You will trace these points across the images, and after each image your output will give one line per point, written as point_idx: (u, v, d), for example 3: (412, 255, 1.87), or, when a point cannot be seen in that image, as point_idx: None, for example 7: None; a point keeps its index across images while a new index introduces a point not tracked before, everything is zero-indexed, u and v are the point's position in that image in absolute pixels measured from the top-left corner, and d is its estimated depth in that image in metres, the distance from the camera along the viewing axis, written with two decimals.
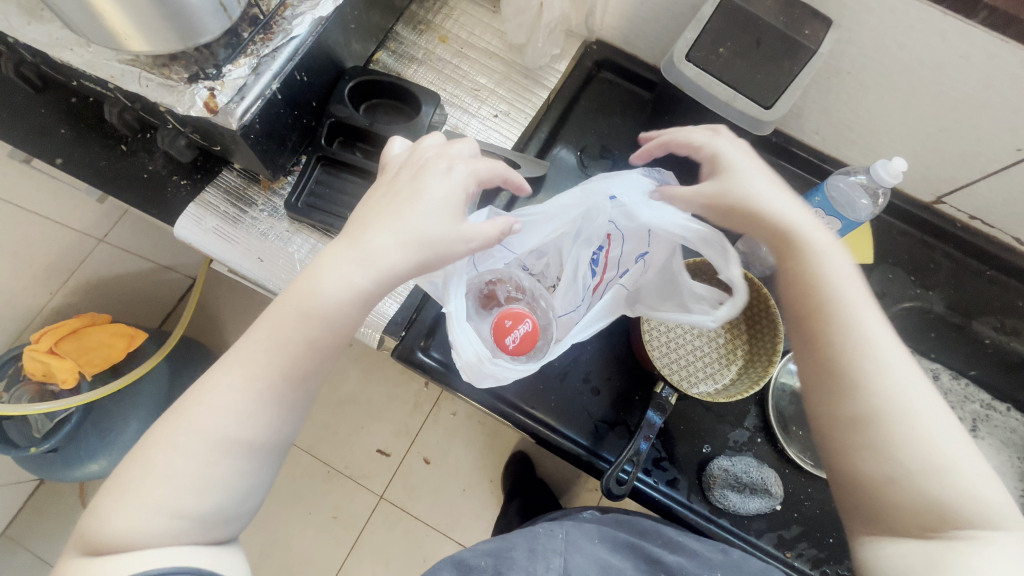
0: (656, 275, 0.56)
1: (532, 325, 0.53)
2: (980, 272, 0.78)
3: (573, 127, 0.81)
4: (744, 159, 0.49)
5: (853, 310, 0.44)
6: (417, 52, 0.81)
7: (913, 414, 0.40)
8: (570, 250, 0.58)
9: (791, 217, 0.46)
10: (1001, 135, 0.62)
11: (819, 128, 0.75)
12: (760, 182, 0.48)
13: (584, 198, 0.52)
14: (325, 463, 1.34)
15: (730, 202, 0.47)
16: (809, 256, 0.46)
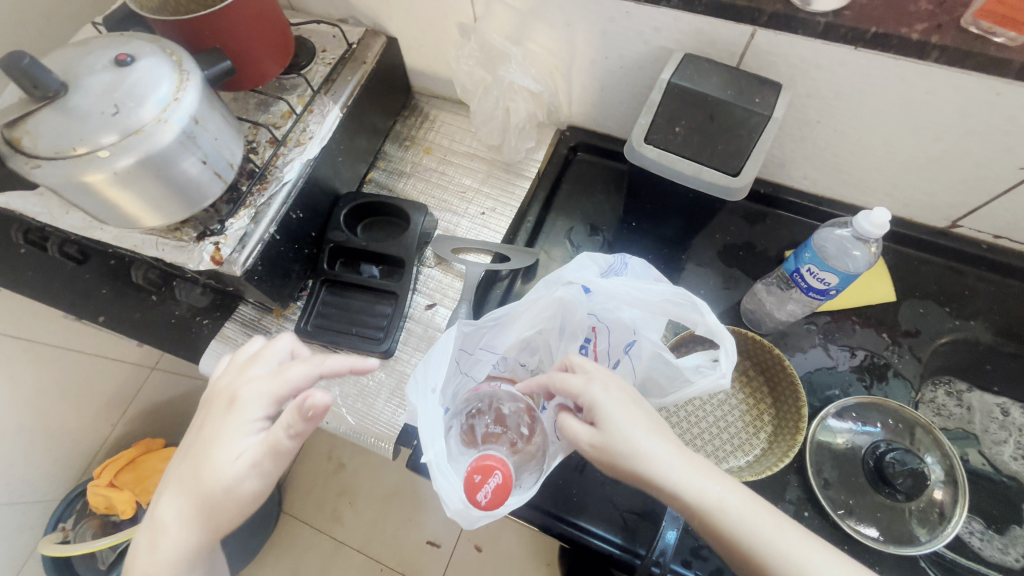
0: (652, 360, 0.52)
1: (504, 474, 0.43)
2: (1023, 292, 0.71)
3: (559, 210, 0.83)
4: (619, 403, 0.44)
5: (780, 547, 0.40)
6: (405, 165, 0.88)
7: None
8: (560, 346, 0.56)
9: (675, 467, 0.42)
10: (998, 156, 0.59)
11: (806, 173, 0.73)
12: (641, 438, 0.43)
13: (557, 297, 0.53)
14: (376, 561, 1.31)
15: (617, 460, 0.42)
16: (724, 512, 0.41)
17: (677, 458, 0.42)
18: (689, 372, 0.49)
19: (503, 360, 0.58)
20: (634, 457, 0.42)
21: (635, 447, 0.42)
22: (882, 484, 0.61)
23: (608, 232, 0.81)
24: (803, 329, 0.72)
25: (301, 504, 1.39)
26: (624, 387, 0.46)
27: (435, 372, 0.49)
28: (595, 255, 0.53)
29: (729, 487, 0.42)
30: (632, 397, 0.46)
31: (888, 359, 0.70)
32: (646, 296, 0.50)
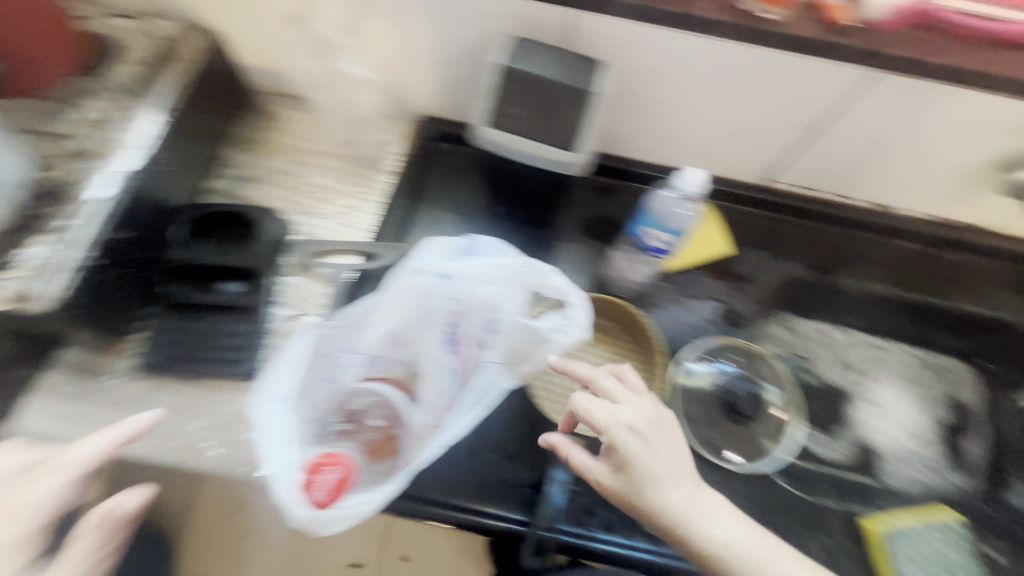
0: (514, 332, 0.52)
1: (339, 471, 0.47)
2: (828, 231, 0.84)
3: (426, 200, 0.80)
4: (641, 448, 0.52)
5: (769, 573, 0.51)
6: (253, 170, 0.81)
7: None
8: (424, 335, 0.55)
9: (686, 513, 0.51)
10: (787, 117, 0.68)
11: (646, 146, 0.80)
12: (660, 488, 0.51)
13: (412, 285, 0.51)
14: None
15: (632, 501, 0.52)
16: (722, 541, 0.51)
17: (689, 502, 0.52)
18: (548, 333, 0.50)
19: (372, 357, 0.55)
20: (655, 499, 0.51)
21: (656, 496, 0.51)
22: (730, 413, 0.72)
23: (479, 217, 0.80)
24: (661, 288, 0.79)
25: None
26: (655, 434, 0.54)
27: (283, 378, 0.46)
28: (446, 238, 0.53)
29: (730, 528, 0.52)
30: (660, 444, 0.53)
31: (732, 303, 0.79)
32: (495, 270, 0.50)
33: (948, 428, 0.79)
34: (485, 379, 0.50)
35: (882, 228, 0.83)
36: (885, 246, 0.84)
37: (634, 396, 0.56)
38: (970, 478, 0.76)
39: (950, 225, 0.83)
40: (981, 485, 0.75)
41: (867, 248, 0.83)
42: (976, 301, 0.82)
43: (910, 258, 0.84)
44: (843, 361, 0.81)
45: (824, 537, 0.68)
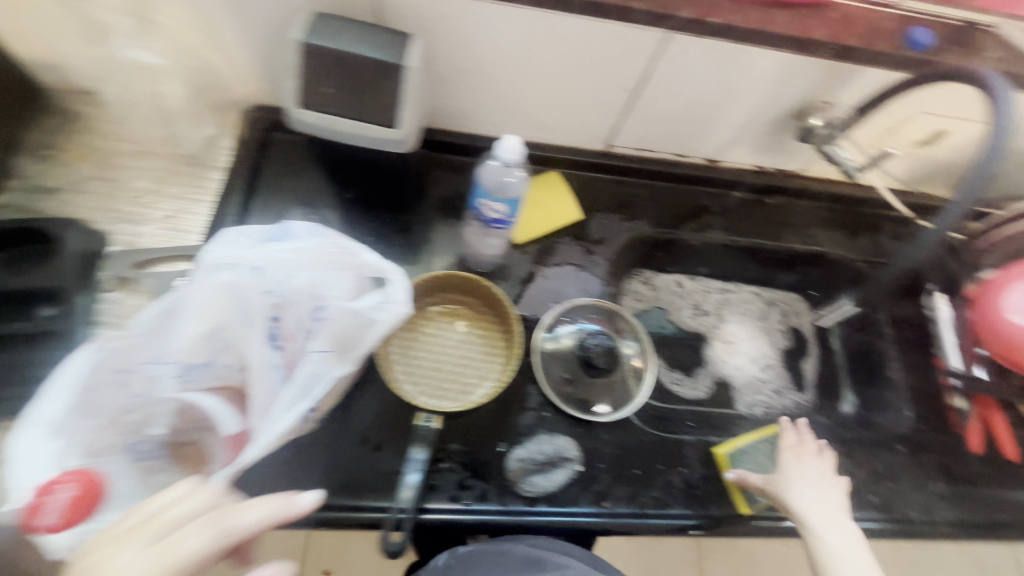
0: (335, 317, 0.50)
1: (68, 489, 0.42)
2: (668, 190, 0.90)
3: (266, 194, 0.75)
4: (795, 466, 0.68)
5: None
6: (51, 179, 0.71)
7: None
8: (241, 335, 0.51)
9: (813, 516, 0.63)
10: (605, 81, 0.72)
11: (488, 122, 0.80)
12: (797, 483, 0.66)
13: (216, 283, 0.48)
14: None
15: (772, 486, 0.66)
16: (819, 539, 0.62)
17: (813, 501, 0.65)
18: (368, 311, 0.49)
19: (204, 368, 0.52)
20: (783, 493, 0.65)
21: (785, 486, 0.66)
22: (589, 368, 0.73)
23: (326, 208, 0.77)
24: (519, 259, 0.81)
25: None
26: (799, 463, 0.68)
27: (52, 404, 0.45)
28: (244, 229, 0.49)
29: (851, 541, 0.62)
30: (819, 482, 0.67)
31: (586, 267, 0.83)
32: (300, 253, 0.48)
33: (787, 352, 0.92)
34: (314, 367, 0.48)
35: (715, 182, 0.90)
36: (718, 198, 0.91)
37: (799, 441, 0.72)
38: (805, 393, 0.89)
39: (771, 173, 0.92)
40: (813, 398, 0.89)
41: (703, 201, 0.90)
42: (798, 238, 0.91)
43: (740, 207, 0.92)
44: (696, 307, 0.93)
45: (682, 467, 0.72)
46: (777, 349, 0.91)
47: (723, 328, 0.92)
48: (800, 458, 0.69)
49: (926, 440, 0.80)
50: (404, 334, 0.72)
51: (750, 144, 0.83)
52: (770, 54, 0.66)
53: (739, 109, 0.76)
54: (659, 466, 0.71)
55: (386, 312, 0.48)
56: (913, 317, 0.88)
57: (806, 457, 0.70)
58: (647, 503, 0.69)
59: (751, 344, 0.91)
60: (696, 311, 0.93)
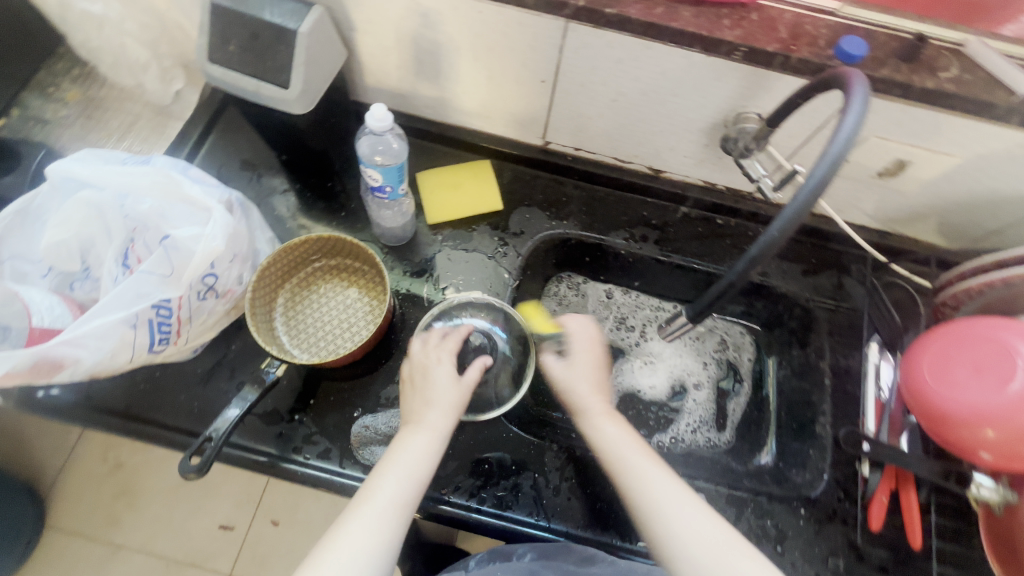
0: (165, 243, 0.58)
1: None
2: (605, 195, 0.86)
3: (213, 148, 0.83)
4: (580, 347, 0.66)
5: (614, 455, 0.58)
6: (45, 112, 0.82)
7: (632, 477, 0.56)
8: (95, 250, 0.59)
9: (586, 391, 0.63)
10: (522, 70, 0.71)
11: (425, 103, 0.81)
12: (575, 361, 0.65)
13: (78, 197, 0.57)
14: (161, 558, 1.15)
15: (553, 373, 0.65)
16: (597, 433, 0.60)
17: (581, 376, 0.64)
18: (189, 240, 0.58)
19: (86, 277, 0.60)
20: (566, 383, 0.64)
21: (556, 373, 0.65)
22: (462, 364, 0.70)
23: (261, 168, 0.83)
24: (430, 239, 0.82)
25: (72, 514, 1.17)
26: (580, 345, 0.66)
27: None
28: (100, 153, 0.58)
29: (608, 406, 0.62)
30: (590, 353, 0.66)
31: (496, 258, 0.82)
32: (135, 179, 0.57)
33: (716, 387, 0.87)
34: (141, 287, 0.56)
35: (659, 193, 0.85)
36: (661, 210, 0.86)
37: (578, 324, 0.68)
38: (722, 432, 0.83)
39: (723, 191, 0.84)
40: (730, 440, 0.83)
41: (643, 210, 0.85)
42: None
43: (684, 223, 0.85)
44: (621, 321, 0.90)
45: (536, 473, 0.69)
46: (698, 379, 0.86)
47: (643, 348, 0.89)
48: (587, 340, 0.66)
49: (840, 510, 0.69)
50: (297, 287, 0.75)
51: (690, 154, 0.78)
52: (680, 53, 0.62)
53: (667, 113, 0.72)
54: (512, 467, 0.69)
55: (203, 245, 0.57)
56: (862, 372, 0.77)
57: (591, 336, 0.67)
58: (487, 501, 0.67)
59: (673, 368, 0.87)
60: (620, 325, 0.90)
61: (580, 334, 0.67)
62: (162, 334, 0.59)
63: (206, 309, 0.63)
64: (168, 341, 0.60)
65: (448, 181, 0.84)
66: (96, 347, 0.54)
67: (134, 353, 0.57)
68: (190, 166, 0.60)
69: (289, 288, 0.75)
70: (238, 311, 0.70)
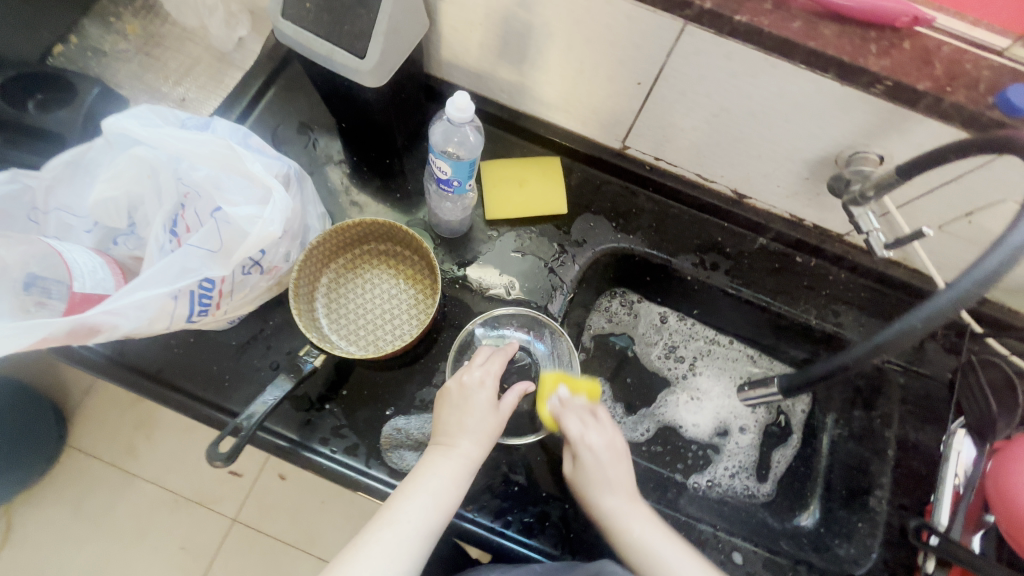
0: (217, 217, 0.54)
1: None
2: (678, 214, 0.79)
3: (271, 104, 0.78)
4: (597, 444, 0.59)
5: (641, 544, 0.55)
6: (104, 43, 0.78)
7: (661, 569, 0.53)
8: (146, 209, 0.56)
9: (616, 507, 0.56)
10: (619, 69, 0.63)
11: (501, 86, 0.74)
12: (602, 492, 0.57)
13: (131, 154, 0.54)
14: (172, 493, 1.16)
15: (578, 502, 0.59)
16: (617, 531, 0.56)
17: (605, 476, 0.58)
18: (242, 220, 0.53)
19: (131, 234, 0.58)
20: (583, 493, 0.58)
21: (585, 493, 0.58)
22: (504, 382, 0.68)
23: (318, 133, 0.78)
24: (485, 236, 0.77)
25: (93, 437, 1.18)
26: (598, 437, 0.59)
27: None
28: (158, 110, 0.54)
29: (629, 501, 0.57)
30: (607, 443, 0.59)
31: (552, 266, 0.76)
32: (192, 145, 0.52)
33: (763, 432, 0.81)
34: (187, 260, 0.53)
35: (738, 220, 0.78)
36: (737, 238, 0.78)
37: (587, 415, 0.61)
38: (761, 483, 0.78)
39: (812, 228, 0.76)
40: (770, 494, 0.78)
41: (718, 236, 0.78)
42: (817, 313, 0.76)
43: (760, 257, 0.78)
44: (670, 349, 0.85)
45: (566, 503, 0.66)
46: (745, 423, 0.81)
47: (690, 379, 0.84)
48: (598, 442, 0.59)
49: None
50: (342, 269, 0.71)
51: (785, 185, 0.70)
52: (808, 77, 0.54)
53: (772, 138, 0.64)
54: (542, 493, 0.66)
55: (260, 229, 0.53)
56: (930, 449, 0.71)
57: (602, 431, 0.60)
58: (512, 525, 0.64)
59: (720, 405, 0.82)
60: (669, 352, 0.85)
61: (592, 429, 0.59)
62: (202, 307, 0.55)
63: (249, 283, 0.59)
64: (207, 313, 0.57)
65: (513, 176, 0.78)
66: (135, 315, 0.51)
67: (171, 322, 0.54)
68: (251, 136, 0.55)
69: (333, 270, 0.71)
70: (280, 288, 0.66)
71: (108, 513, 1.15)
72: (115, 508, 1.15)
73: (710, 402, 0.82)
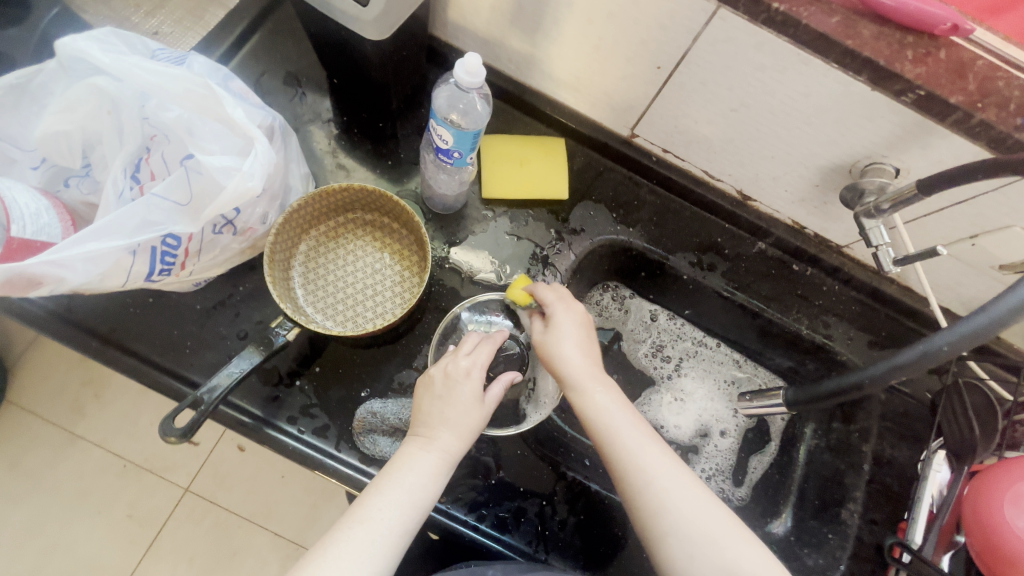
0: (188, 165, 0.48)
1: None
2: (681, 210, 0.76)
3: (256, 48, 0.71)
4: (570, 323, 0.57)
5: (603, 408, 0.53)
6: None
7: (628, 450, 0.51)
8: (107, 149, 0.50)
9: (580, 369, 0.55)
10: (639, 50, 0.59)
11: (509, 56, 0.69)
12: (568, 354, 0.55)
13: (90, 84, 0.48)
14: (119, 458, 1.09)
15: (544, 354, 0.57)
16: (585, 395, 0.54)
17: (574, 344, 0.56)
18: (219, 172, 0.48)
19: (86, 176, 0.52)
20: (551, 354, 0.56)
21: (555, 351, 0.56)
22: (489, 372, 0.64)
23: (306, 85, 0.72)
24: (479, 215, 0.73)
25: (34, 393, 1.10)
26: (568, 310, 0.57)
27: None
28: (124, 36, 0.47)
29: (591, 365, 0.55)
30: (579, 323, 0.57)
31: (547, 252, 0.72)
32: (163, 80, 0.46)
33: (743, 437, 0.81)
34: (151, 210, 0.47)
35: (740, 222, 0.76)
36: (737, 240, 0.76)
37: (563, 295, 0.59)
38: (737, 487, 0.78)
39: (812, 237, 0.74)
40: (744, 498, 0.77)
41: (718, 237, 0.76)
42: (808, 323, 0.75)
43: (757, 261, 0.76)
44: (657, 348, 0.83)
45: (543, 501, 0.63)
46: (725, 427, 0.81)
47: (674, 379, 0.83)
48: (573, 309, 0.58)
49: None
50: (323, 237, 0.66)
51: (793, 190, 0.68)
52: (838, 78, 0.51)
53: (788, 139, 0.61)
54: (518, 488, 0.63)
55: (238, 183, 0.47)
56: (904, 466, 0.71)
57: (575, 307, 0.58)
58: (485, 519, 0.61)
59: (702, 407, 0.82)
60: (656, 351, 0.83)
61: (568, 307, 0.58)
62: (165, 265, 0.50)
63: (219, 244, 0.54)
64: (169, 273, 0.51)
65: (513, 153, 0.74)
66: (84, 268, 0.45)
67: (128, 279, 0.48)
68: (233, 76, 0.49)
69: (314, 237, 0.66)
70: (253, 251, 0.61)
71: (48, 473, 1.07)
72: (55, 470, 1.08)
73: (693, 403, 0.81)
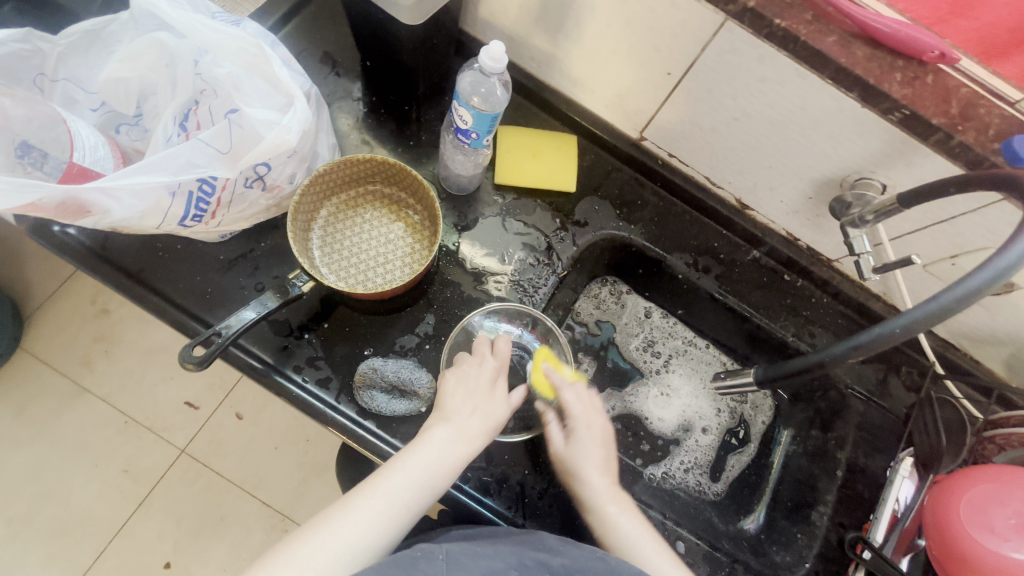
0: (231, 117, 0.53)
1: None
2: (681, 212, 0.80)
3: (297, 28, 0.76)
4: (592, 446, 0.63)
5: (612, 517, 0.59)
6: None
7: (633, 554, 0.57)
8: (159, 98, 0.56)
9: (599, 492, 0.60)
10: (652, 57, 0.64)
11: (532, 55, 0.74)
12: (589, 470, 0.61)
13: (154, 37, 0.54)
14: (121, 413, 1.13)
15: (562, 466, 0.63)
16: (600, 513, 0.60)
17: (594, 460, 0.62)
18: (261, 124, 0.53)
19: (135, 124, 0.58)
20: (575, 477, 0.61)
21: (578, 477, 0.61)
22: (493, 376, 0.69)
23: (341, 66, 0.77)
24: (490, 200, 0.77)
25: (49, 343, 1.15)
26: (591, 440, 0.63)
27: None
28: None
29: (609, 481, 0.62)
30: (596, 446, 0.63)
31: (550, 240, 0.76)
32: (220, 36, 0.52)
33: (723, 437, 0.83)
34: (194, 155, 0.52)
35: (736, 229, 0.80)
36: (732, 246, 0.80)
37: (591, 407, 0.66)
38: (714, 482, 0.80)
39: (804, 248, 0.78)
40: (720, 493, 0.80)
41: (714, 242, 0.80)
42: (794, 331, 0.78)
43: (750, 268, 0.80)
44: (649, 343, 0.87)
45: (526, 470, 0.67)
46: (708, 424, 0.83)
47: (662, 375, 0.86)
48: (598, 426, 0.65)
49: None
50: (343, 205, 0.70)
51: (788, 201, 0.72)
52: (832, 94, 0.56)
53: (785, 150, 0.66)
54: (504, 456, 0.66)
55: (276, 136, 0.53)
56: (876, 475, 0.74)
57: (599, 420, 0.65)
58: (470, 481, 0.65)
59: (687, 404, 0.84)
60: (646, 347, 0.86)
61: (592, 409, 0.65)
62: (198, 212, 0.54)
63: (248, 199, 0.58)
64: (200, 220, 0.56)
65: (527, 145, 0.78)
66: (129, 203, 0.50)
67: (163, 220, 0.53)
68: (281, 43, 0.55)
69: (334, 204, 0.70)
70: (278, 211, 0.65)
71: (53, 421, 1.12)
72: (60, 418, 1.12)
73: (679, 400, 0.84)
